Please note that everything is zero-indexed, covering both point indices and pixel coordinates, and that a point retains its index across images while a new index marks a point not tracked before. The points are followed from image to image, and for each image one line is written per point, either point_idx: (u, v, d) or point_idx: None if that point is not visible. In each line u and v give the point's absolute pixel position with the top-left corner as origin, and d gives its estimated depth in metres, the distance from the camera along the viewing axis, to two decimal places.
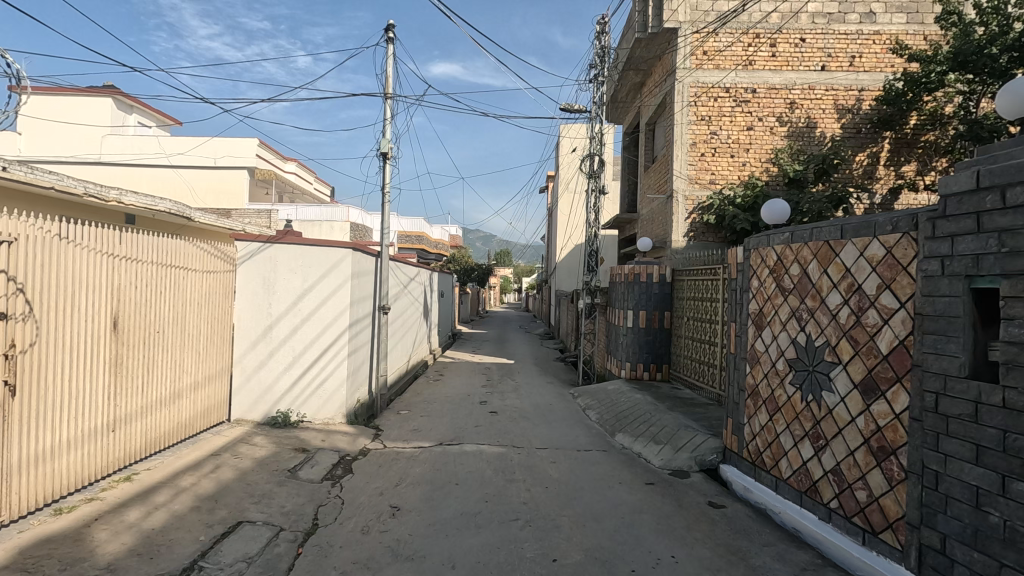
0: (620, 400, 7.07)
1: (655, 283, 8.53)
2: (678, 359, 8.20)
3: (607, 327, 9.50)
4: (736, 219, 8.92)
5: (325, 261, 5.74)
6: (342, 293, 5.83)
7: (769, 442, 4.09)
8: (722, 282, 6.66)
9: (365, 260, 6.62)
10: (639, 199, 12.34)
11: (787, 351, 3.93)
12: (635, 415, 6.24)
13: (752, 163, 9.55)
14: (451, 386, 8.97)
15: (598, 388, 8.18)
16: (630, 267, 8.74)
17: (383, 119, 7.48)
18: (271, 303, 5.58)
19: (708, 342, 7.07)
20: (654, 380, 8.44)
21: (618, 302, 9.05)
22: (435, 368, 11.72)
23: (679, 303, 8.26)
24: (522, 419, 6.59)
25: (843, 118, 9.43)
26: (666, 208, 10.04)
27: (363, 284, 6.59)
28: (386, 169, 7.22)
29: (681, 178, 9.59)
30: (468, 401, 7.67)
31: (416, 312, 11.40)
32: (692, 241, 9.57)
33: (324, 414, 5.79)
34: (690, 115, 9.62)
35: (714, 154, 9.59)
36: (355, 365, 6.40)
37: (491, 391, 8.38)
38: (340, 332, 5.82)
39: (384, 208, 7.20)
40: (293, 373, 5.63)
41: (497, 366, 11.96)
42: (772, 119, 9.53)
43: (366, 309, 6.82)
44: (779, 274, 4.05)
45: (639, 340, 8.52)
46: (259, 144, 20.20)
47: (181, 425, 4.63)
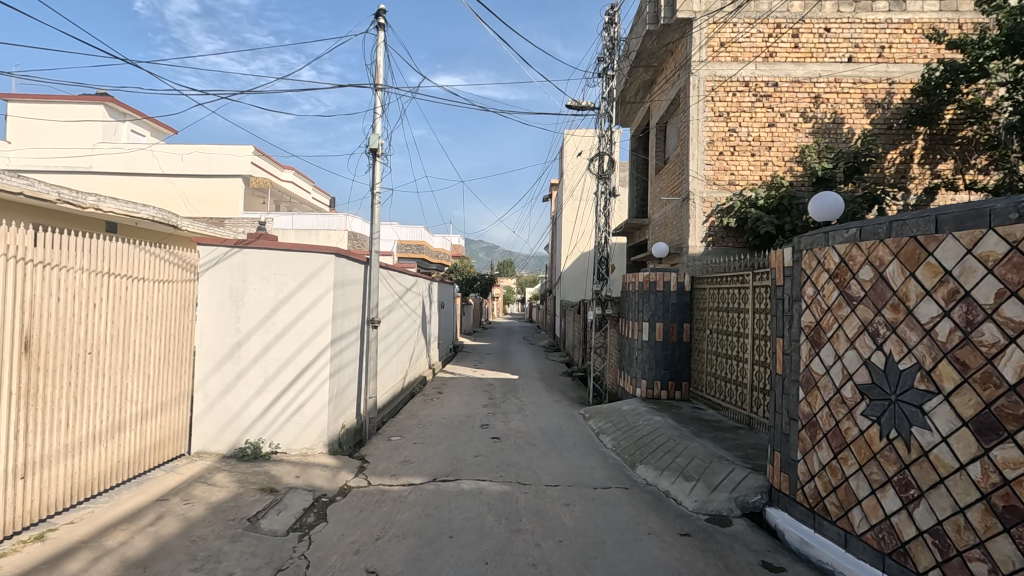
0: (637, 424, 6.30)
1: (672, 293, 7.76)
2: (701, 377, 7.44)
3: (620, 341, 8.74)
4: (760, 222, 8.20)
5: (303, 269, 5.04)
6: (323, 305, 5.12)
7: (834, 486, 3.32)
8: (755, 289, 5.93)
9: (351, 268, 5.91)
10: (650, 204, 11.62)
11: (858, 374, 3.18)
12: (657, 443, 5.48)
13: (775, 162, 8.83)
14: (449, 406, 8.19)
15: (611, 409, 7.41)
16: (645, 274, 7.97)
17: (373, 112, 6.80)
18: (239, 317, 4.85)
19: (739, 357, 6.30)
20: (673, 399, 7.67)
21: (632, 313, 8.30)
22: (434, 385, 10.94)
23: (702, 314, 7.50)
24: (528, 447, 5.82)
25: (872, 113, 8.73)
26: (681, 211, 9.33)
27: (349, 294, 5.87)
28: (375, 167, 6.54)
29: (698, 179, 8.88)
30: (467, 424, 6.89)
31: (413, 324, 10.69)
32: (711, 247, 8.83)
33: (301, 444, 5.05)
34: (707, 111, 8.93)
35: (733, 152, 8.89)
36: (339, 387, 5.67)
37: (494, 412, 7.60)
38: (321, 350, 5.11)
39: (374, 211, 6.49)
40: (266, 398, 4.91)
41: (500, 382, 11.19)
42: (796, 115, 8.83)
43: (353, 323, 6.11)
44: (845, 279, 3.30)
45: (656, 354, 7.77)
46: (255, 151, 19.63)
47: (123, 463, 3.90)
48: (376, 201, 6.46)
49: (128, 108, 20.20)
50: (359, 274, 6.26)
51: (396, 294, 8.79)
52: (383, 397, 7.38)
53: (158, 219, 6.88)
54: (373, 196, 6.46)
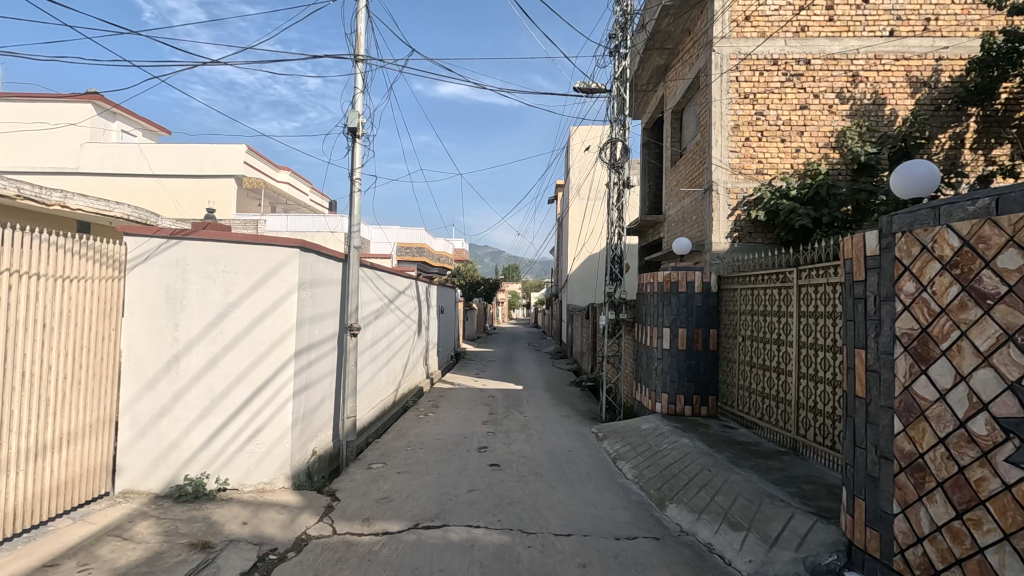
0: (661, 449, 5.36)
1: (697, 295, 6.81)
2: (731, 391, 6.50)
3: (636, 348, 7.81)
4: (794, 214, 7.27)
5: (258, 265, 4.16)
6: (286, 310, 4.24)
7: (957, 557, 2.39)
8: (807, 289, 5.00)
9: (324, 267, 5.03)
10: (665, 198, 10.69)
11: (997, 403, 2.25)
12: (688, 475, 4.55)
13: (808, 149, 7.90)
14: (444, 424, 7.26)
15: (629, 428, 6.47)
16: (665, 274, 7.03)
17: (353, 89, 5.94)
18: (178, 324, 3.96)
19: (784, 369, 5.36)
20: (699, 416, 6.73)
21: (650, 318, 7.36)
22: (430, 397, 10.03)
23: (732, 319, 6.56)
24: (532, 478, 4.90)
25: (917, 93, 7.80)
26: (701, 204, 8.42)
27: (322, 297, 4.99)
28: (355, 150, 5.67)
29: (721, 168, 7.97)
30: (461, 447, 5.97)
31: (407, 331, 9.82)
32: (738, 243, 7.90)
33: (257, 478, 4.14)
34: (731, 92, 8.02)
35: (761, 138, 7.97)
36: (308, 407, 4.77)
37: (494, 432, 6.68)
38: (283, 363, 4.24)
39: (353, 200, 5.61)
40: (212, 423, 4.01)
41: (503, 393, 10.32)
42: (832, 96, 7.90)
43: (328, 331, 5.22)
44: (974, 270, 2.37)
45: (679, 365, 6.82)
46: (249, 150, 18.91)
47: (6, 514, 3.02)
48: (356, 190, 5.57)
49: (117, 107, 19.35)
50: (336, 274, 5.38)
51: (385, 298, 7.90)
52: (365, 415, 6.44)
53: (132, 217, 6.08)
54: (351, 183, 5.58)
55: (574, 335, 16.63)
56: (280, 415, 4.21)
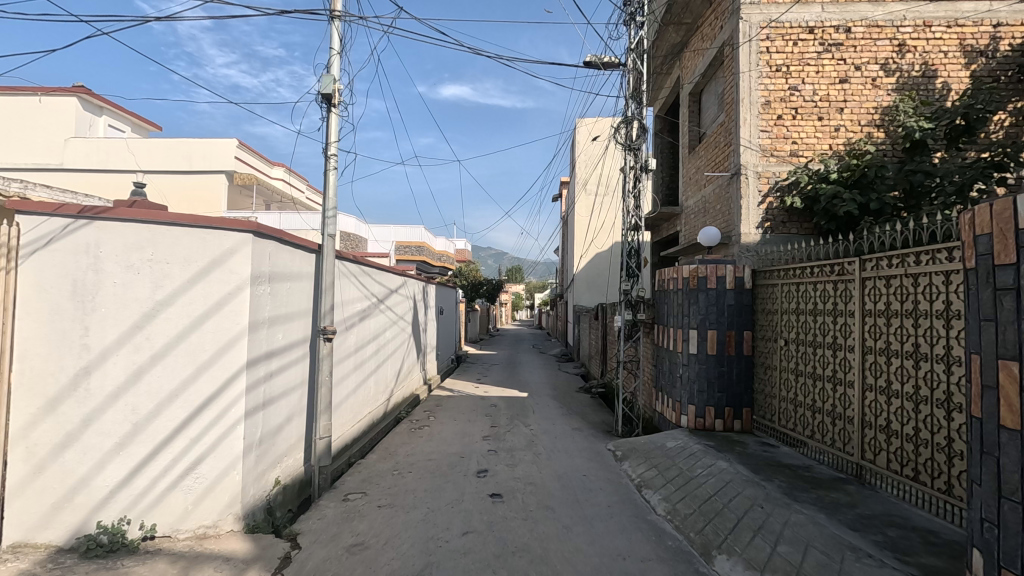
0: (695, 476, 4.47)
1: (729, 292, 5.91)
2: (769, 403, 5.61)
3: (656, 353, 6.93)
4: (837, 199, 6.38)
5: (197, 253, 3.34)
6: (233, 311, 3.43)
7: None
8: (879, 283, 4.10)
9: (290, 259, 4.18)
10: (682, 188, 9.80)
11: None
12: (735, 513, 3.67)
13: (848, 127, 7.01)
14: (439, 440, 6.38)
15: (651, 446, 5.59)
16: (691, 268, 6.14)
17: (330, 52, 5.09)
18: (89, 327, 3.09)
19: (843, 380, 4.47)
20: (731, 431, 5.83)
21: (673, 318, 6.47)
22: (427, 406, 9.17)
23: (770, 319, 5.67)
24: (540, 513, 4.03)
25: (973, 64, 6.89)
26: (727, 191, 7.55)
27: (287, 294, 4.13)
28: (331, 121, 4.83)
29: (751, 149, 7.10)
30: (456, 471, 5.08)
31: (401, 334, 8.97)
32: (770, 234, 7.01)
33: (196, 521, 3.29)
34: (761, 64, 7.14)
35: (796, 116, 7.09)
36: (268, 429, 3.91)
37: (495, 451, 5.80)
38: (230, 376, 3.41)
39: (328, 181, 4.76)
40: (133, 454, 3.15)
41: (507, 401, 9.46)
42: (875, 67, 7.01)
43: (296, 335, 4.36)
44: None
45: (708, 373, 5.92)
46: (240, 145, 18.11)
47: None
48: (331, 168, 4.71)
49: (104, 101, 18.56)
50: (306, 267, 4.52)
51: (373, 297, 7.04)
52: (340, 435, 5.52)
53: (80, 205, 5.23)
54: (325, 160, 4.74)
55: (575, 333, 17.86)
56: (226, 441, 3.39)
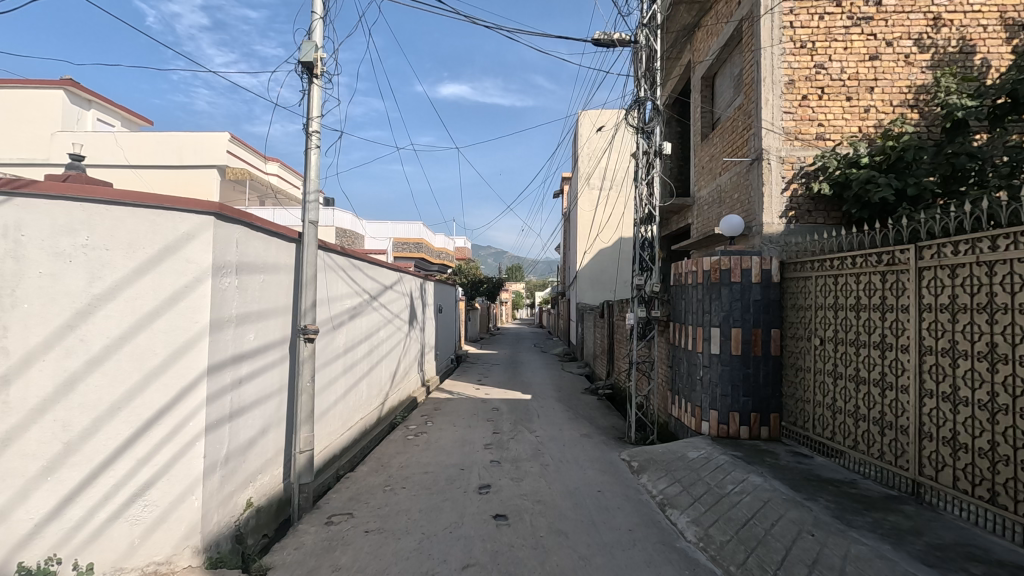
0: (726, 494, 3.93)
1: (755, 286, 5.38)
2: (801, 408, 5.08)
3: (672, 353, 6.40)
4: (871, 184, 5.84)
5: (144, 239, 2.82)
6: (189, 308, 2.95)
7: None
8: (940, 274, 3.56)
9: (263, 248, 3.64)
10: (695, 177, 9.25)
11: None
12: (781, 542, 3.15)
13: (879, 107, 6.48)
14: (436, 449, 5.84)
15: (671, 456, 5.06)
16: (712, 260, 5.60)
17: (313, 18, 4.55)
18: (6, 328, 2.52)
19: (895, 384, 3.92)
20: (758, 439, 5.30)
21: (691, 315, 5.94)
22: (425, 409, 8.63)
23: (801, 316, 5.13)
24: (551, 540, 3.51)
25: (1015, 38, 6.34)
26: (746, 178, 7.01)
27: (259, 288, 3.61)
28: (313, 94, 4.29)
29: (773, 132, 6.55)
30: (455, 487, 4.54)
31: (396, 334, 8.42)
32: (794, 224, 6.48)
33: (145, 555, 2.78)
34: (785, 40, 6.60)
35: (822, 95, 6.55)
36: (237, 444, 3.38)
37: (499, 463, 5.27)
38: (189, 384, 2.94)
39: (309, 161, 4.23)
40: (64, 480, 2.61)
41: (510, 404, 8.92)
42: (908, 43, 6.47)
43: (271, 335, 3.82)
44: None
45: (732, 375, 5.38)
46: (232, 138, 17.55)
47: None
48: (312, 147, 4.18)
49: (92, 94, 17.96)
50: (283, 259, 3.98)
51: (365, 294, 6.50)
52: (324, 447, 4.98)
53: None
54: (306, 137, 4.20)
55: (575, 333, 18.49)
56: (184, 461, 2.92)
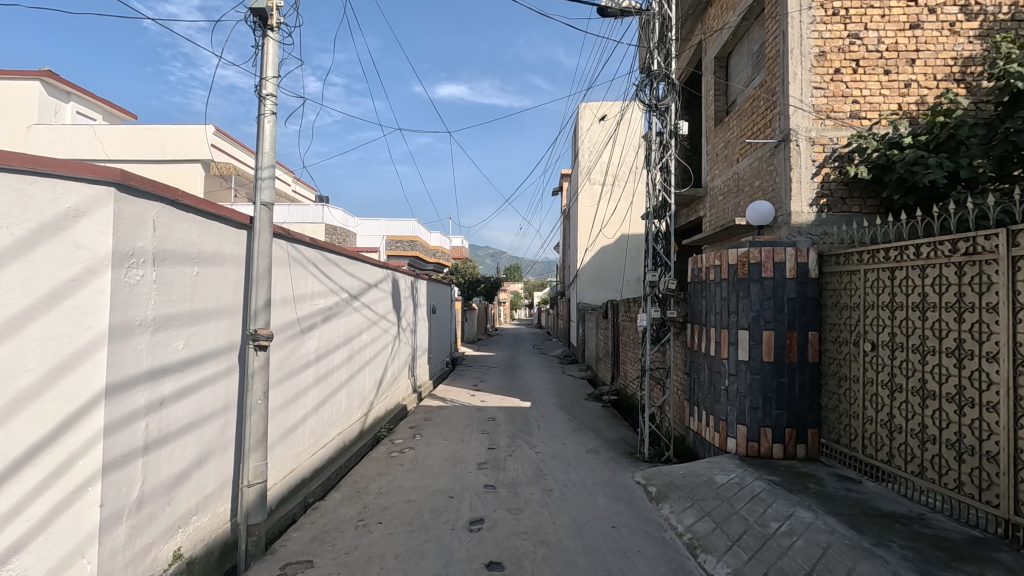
0: (773, 536, 3.21)
1: (789, 283, 4.65)
2: (845, 424, 4.35)
3: (690, 359, 5.68)
4: (918, 165, 5.12)
5: (6, 213, 2.04)
6: (80, 309, 2.22)
7: None
8: None
9: (195, 234, 2.92)
10: (708, 166, 8.54)
11: None
12: None
13: (921, 82, 5.76)
14: (423, 470, 5.10)
15: (695, 481, 4.33)
16: (739, 252, 4.87)
17: None
18: None
19: (979, 401, 3.18)
20: (794, 459, 4.58)
21: (713, 316, 5.22)
22: (415, 419, 7.89)
23: (845, 316, 4.39)
24: None
25: None
26: (771, 162, 6.28)
27: (191, 285, 2.89)
28: (267, 49, 3.57)
29: (802, 110, 5.83)
30: (441, 522, 3.81)
31: (382, 337, 7.67)
32: (827, 214, 5.75)
33: None
34: (815, 7, 5.87)
35: (857, 69, 5.83)
36: (158, 480, 2.65)
37: (494, 488, 4.54)
38: (81, 408, 2.21)
39: (261, 130, 3.51)
40: None
41: (508, 413, 8.19)
42: (954, 10, 5.75)
43: (208, 343, 3.08)
44: None
45: (764, 385, 4.67)
46: (217, 131, 16.76)
47: None
48: (265, 113, 3.48)
49: (71, 86, 17.16)
50: (225, 249, 3.24)
51: (343, 293, 5.76)
52: (287, 472, 4.24)
53: None
54: (258, 102, 3.48)
55: (575, 333, 18.00)
56: (74, 511, 2.19)
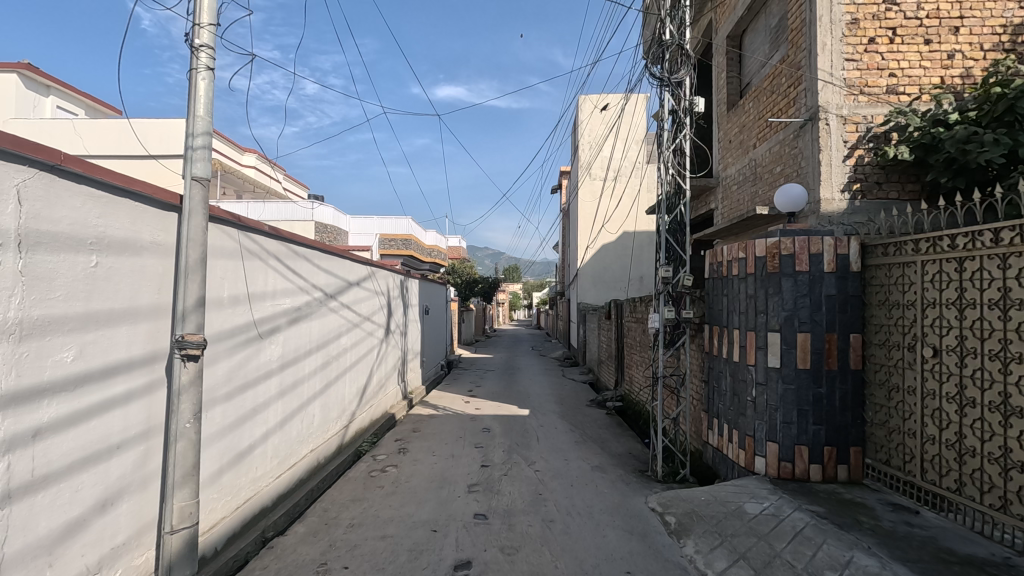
0: None
1: (828, 278, 4.00)
2: (897, 443, 3.69)
3: (709, 365, 5.03)
4: (969, 143, 4.46)
5: None
6: None
7: None
8: None
9: (92, 212, 2.27)
10: (720, 153, 7.89)
11: None
12: None
13: (965, 52, 5.12)
14: (405, 495, 4.45)
15: (722, 510, 3.69)
16: (768, 242, 4.22)
17: None
18: None
19: None
20: (835, 483, 3.93)
21: (736, 317, 4.57)
22: (403, 429, 7.23)
23: (896, 316, 3.73)
24: None
25: None
26: (795, 145, 5.64)
27: (85, 278, 2.22)
28: None
29: (833, 84, 5.18)
30: (418, 568, 3.14)
31: (367, 340, 7.02)
32: (860, 201, 5.12)
33: None
34: None
35: (894, 39, 5.20)
36: (28, 537, 1.98)
37: (485, 519, 3.88)
38: None
39: (192, 88, 2.83)
40: None
41: (505, 422, 7.54)
42: None
43: (113, 353, 2.40)
44: None
45: (799, 396, 4.02)
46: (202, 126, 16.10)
47: None
48: (197, 67, 2.81)
49: (51, 79, 16.46)
50: (141, 234, 2.58)
51: (316, 292, 5.09)
52: (239, 503, 3.58)
53: None
54: (189, 54, 2.81)
55: (574, 334, 17.61)
56: None
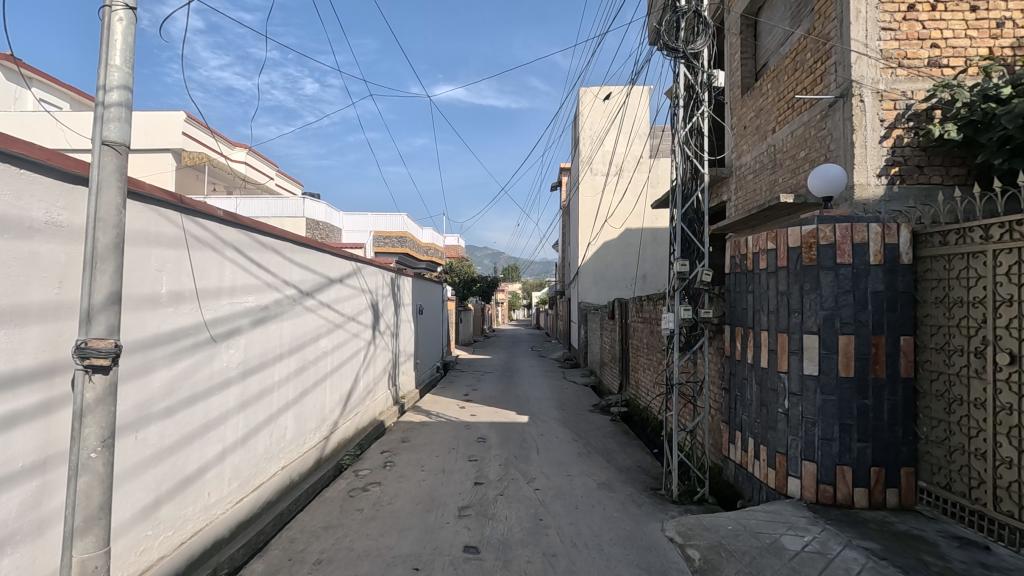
0: None
1: (874, 272, 3.46)
2: (960, 465, 3.13)
3: (731, 371, 4.48)
4: None
5: None
6: None
7: None
8: None
9: None
10: (734, 141, 7.34)
11: None
12: None
13: (1016, 19, 4.57)
14: (385, 521, 3.89)
15: (755, 544, 3.14)
16: (803, 230, 3.66)
17: None
18: None
19: None
20: (883, 510, 3.38)
21: (763, 316, 4.02)
22: (392, 439, 6.67)
23: (957, 316, 3.17)
24: None
25: None
26: (822, 126, 5.08)
27: None
28: None
29: (868, 57, 4.63)
30: None
31: (351, 343, 6.45)
32: (899, 186, 4.55)
33: None
34: None
35: (936, 5, 4.65)
36: None
37: (477, 553, 3.32)
38: None
39: (105, 29, 2.25)
40: None
41: (501, 430, 6.98)
42: None
43: None
44: None
45: (840, 409, 3.47)
46: (189, 119, 15.53)
47: None
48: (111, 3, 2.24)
49: (33, 71, 15.89)
50: (30, 211, 2.01)
51: (288, 289, 4.53)
52: (184, 538, 3.03)
53: None
54: None
55: (575, 335, 17.20)
56: None
